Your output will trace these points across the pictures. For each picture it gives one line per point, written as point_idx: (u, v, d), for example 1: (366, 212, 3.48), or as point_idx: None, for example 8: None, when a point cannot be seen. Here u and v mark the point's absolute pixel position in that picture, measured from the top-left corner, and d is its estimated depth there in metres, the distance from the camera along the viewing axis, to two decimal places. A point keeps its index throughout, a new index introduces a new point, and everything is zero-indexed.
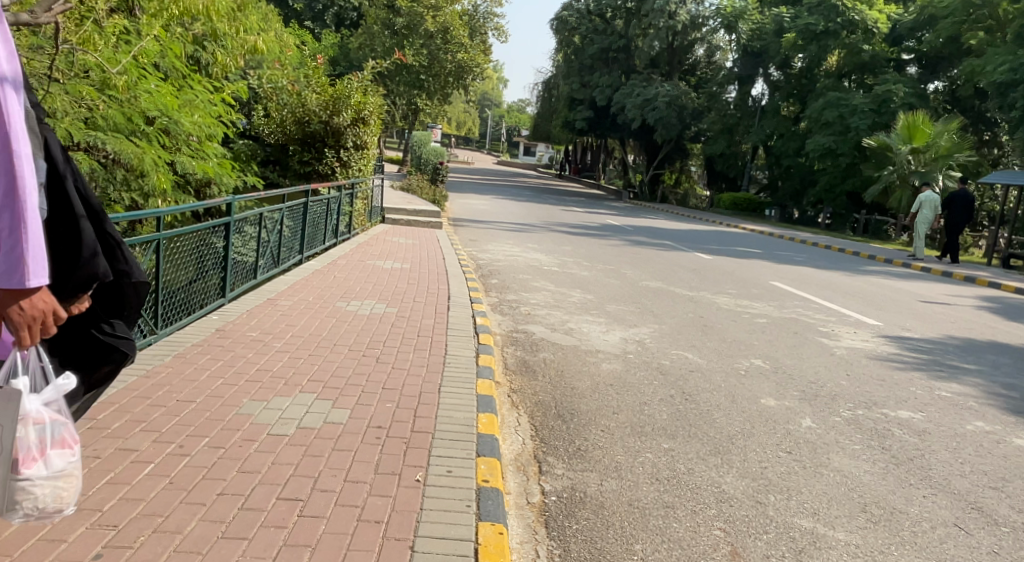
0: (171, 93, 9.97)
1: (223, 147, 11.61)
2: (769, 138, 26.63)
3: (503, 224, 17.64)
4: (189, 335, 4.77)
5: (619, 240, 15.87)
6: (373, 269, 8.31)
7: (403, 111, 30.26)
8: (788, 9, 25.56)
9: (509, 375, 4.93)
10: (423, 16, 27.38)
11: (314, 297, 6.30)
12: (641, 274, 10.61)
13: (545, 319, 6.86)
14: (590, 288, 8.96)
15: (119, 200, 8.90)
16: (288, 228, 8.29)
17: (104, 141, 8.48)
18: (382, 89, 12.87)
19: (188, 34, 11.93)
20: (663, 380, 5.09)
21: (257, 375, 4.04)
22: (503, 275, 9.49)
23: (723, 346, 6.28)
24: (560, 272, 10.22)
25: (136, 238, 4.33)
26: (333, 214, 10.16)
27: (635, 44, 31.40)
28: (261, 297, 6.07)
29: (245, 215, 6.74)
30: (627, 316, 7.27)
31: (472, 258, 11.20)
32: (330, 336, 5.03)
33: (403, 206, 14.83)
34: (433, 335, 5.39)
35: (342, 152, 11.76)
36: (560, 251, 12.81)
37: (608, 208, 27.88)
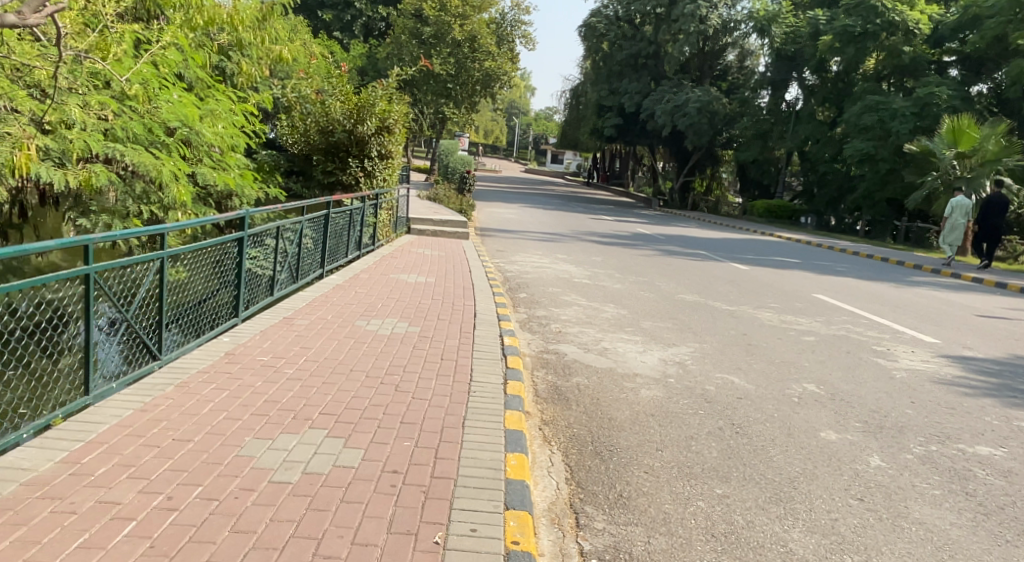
0: (193, 103, 9.80)
1: (246, 157, 11.42)
2: (804, 144, 25.89)
3: (531, 233, 17.25)
4: (196, 360, 4.44)
5: (651, 249, 15.37)
6: (397, 283, 7.97)
7: (430, 119, 30.10)
8: (824, 11, 24.87)
9: (541, 404, 4.50)
10: (451, 25, 27.19)
11: (332, 315, 5.96)
12: (676, 287, 10.11)
13: (577, 337, 6.44)
14: (623, 303, 8.50)
15: (137, 213, 8.73)
16: (308, 240, 8.01)
17: (122, 154, 8.31)
18: (408, 97, 12.56)
19: (212, 44, 11.77)
20: (709, 409, 4.63)
21: (264, 408, 3.69)
22: (532, 289, 9.08)
23: (771, 368, 5.78)
24: (592, 285, 9.78)
25: (138, 257, 4.01)
26: (356, 226, 9.85)
27: (665, 49, 30.89)
28: (277, 316, 5.75)
29: (262, 228, 6.47)
30: (664, 334, 6.81)
31: (500, 270, 10.81)
32: (347, 361, 4.67)
33: (429, 216, 14.52)
34: (457, 359, 5.01)
35: (366, 162, 11.47)
36: (590, 262, 12.37)
37: (638, 216, 27.34)
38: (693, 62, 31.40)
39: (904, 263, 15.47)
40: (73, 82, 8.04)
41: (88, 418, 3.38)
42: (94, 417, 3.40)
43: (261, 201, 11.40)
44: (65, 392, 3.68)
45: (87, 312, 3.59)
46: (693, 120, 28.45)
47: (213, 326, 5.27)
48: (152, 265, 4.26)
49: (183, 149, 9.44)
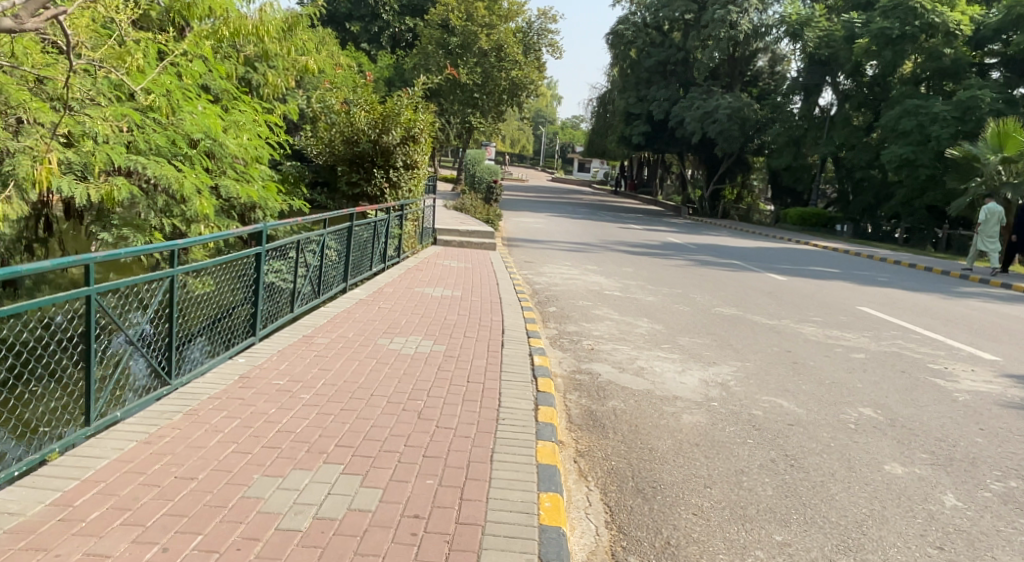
0: (217, 115, 9.65)
1: (271, 169, 11.26)
2: (839, 150, 25.21)
3: (559, 243, 16.92)
4: (208, 386, 4.18)
5: (682, 259, 14.93)
6: (422, 297, 7.69)
7: (457, 130, 29.98)
8: (859, 14, 24.24)
9: (575, 432, 4.16)
10: (478, 35, 27.05)
11: (353, 333, 5.69)
12: (712, 300, 9.69)
13: (611, 356, 6.08)
14: (657, 317, 8.12)
15: (159, 226, 8.59)
16: (331, 254, 7.76)
17: (144, 166, 8.17)
18: (434, 105, 12.35)
19: (238, 55, 11.68)
20: (758, 438, 4.25)
21: (276, 441, 3.42)
22: (561, 302, 8.74)
23: (823, 391, 5.37)
24: (624, 298, 9.42)
25: (146, 276, 3.75)
26: (381, 238, 9.61)
27: (694, 56, 30.42)
28: (295, 335, 5.49)
29: (283, 242, 6.22)
30: (704, 352, 6.41)
31: (528, 282, 10.50)
32: (367, 384, 4.39)
33: (455, 226, 14.26)
34: (485, 381, 4.69)
35: (392, 173, 11.26)
36: (621, 273, 11.99)
37: (667, 224, 26.85)
38: (723, 68, 30.90)
39: (949, 273, 14.83)
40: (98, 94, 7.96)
41: (86, 452, 3.12)
42: (92, 451, 3.14)
43: (286, 214, 11.23)
44: (62, 421, 3.41)
45: (88, 335, 3.32)
46: (724, 127, 27.90)
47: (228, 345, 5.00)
48: (163, 283, 3.99)
49: (206, 162, 9.33)
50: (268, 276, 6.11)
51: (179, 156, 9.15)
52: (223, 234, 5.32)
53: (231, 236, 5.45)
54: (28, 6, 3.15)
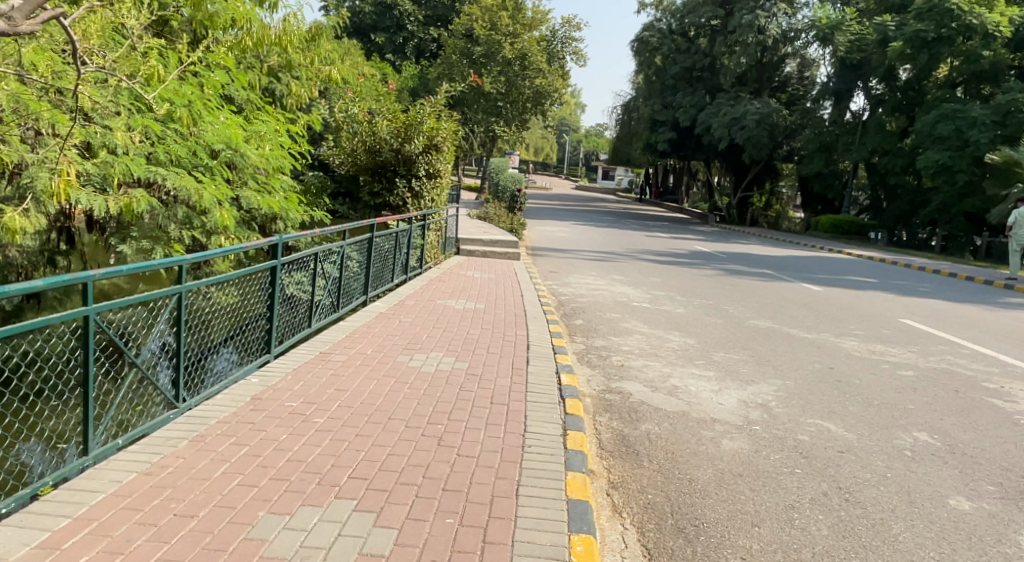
0: (239, 125, 9.54)
1: (293, 180, 11.12)
2: (871, 155, 24.59)
3: (585, 253, 16.60)
4: (218, 409, 3.95)
5: (712, 269, 14.54)
6: (445, 310, 7.45)
7: (481, 138, 29.86)
8: (891, 17, 23.67)
9: (607, 460, 3.87)
10: (502, 43, 26.91)
11: (373, 349, 5.45)
12: (745, 312, 9.32)
13: (643, 373, 5.77)
14: (689, 330, 7.79)
15: (179, 239, 8.47)
16: (350, 266, 7.55)
17: (164, 178, 8.04)
18: (457, 113, 12.15)
19: (262, 66, 11.60)
20: (807, 468, 3.93)
21: (285, 472, 3.18)
22: (588, 314, 8.45)
23: (872, 413, 5.02)
24: (653, 310, 9.10)
25: (151, 293, 3.53)
26: (403, 249, 9.39)
27: (721, 62, 29.99)
28: (312, 352, 5.27)
29: (301, 254, 6.01)
30: (740, 370, 6.08)
31: (553, 293, 10.23)
32: (385, 406, 4.14)
33: (479, 236, 14.03)
34: (509, 403, 4.41)
35: (414, 182, 11.07)
36: (649, 284, 11.65)
37: (695, 233, 26.40)
38: (751, 73, 30.39)
39: (992, 282, 14.25)
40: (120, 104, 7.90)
41: (82, 485, 2.90)
42: (90, 484, 2.93)
43: (308, 224, 11.08)
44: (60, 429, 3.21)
45: (86, 358, 3.10)
46: (752, 133, 27.42)
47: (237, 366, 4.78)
48: (170, 300, 3.77)
49: (227, 173, 9.20)
50: (286, 288, 5.88)
51: (200, 167, 9.03)
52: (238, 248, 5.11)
53: (246, 249, 5.23)
54: (20, 7, 3.05)
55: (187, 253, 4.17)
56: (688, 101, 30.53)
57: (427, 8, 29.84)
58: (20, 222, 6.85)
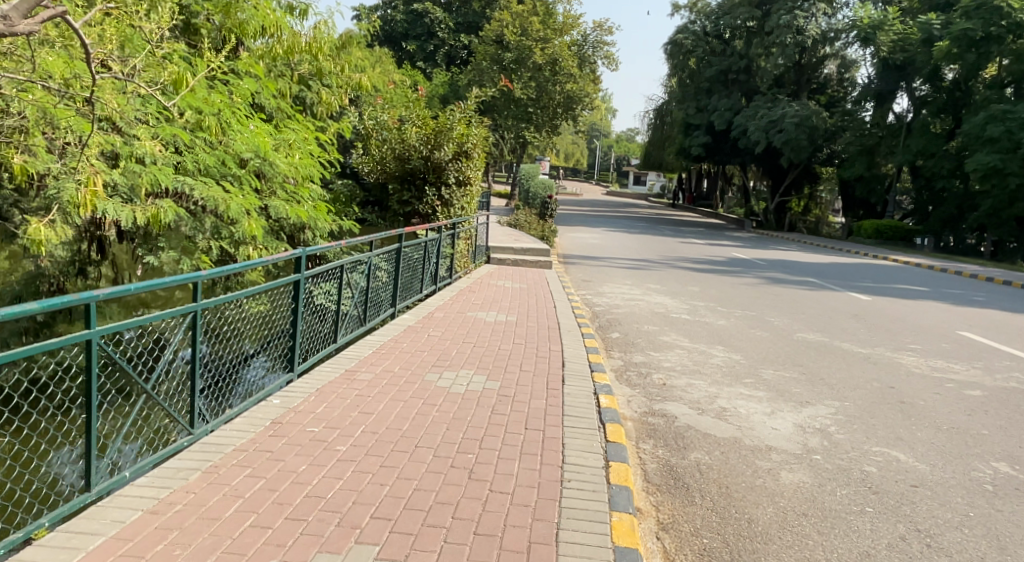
0: (268, 134, 9.37)
1: (321, 188, 10.95)
2: (916, 158, 23.79)
3: (619, 260, 16.20)
4: (234, 435, 3.68)
5: (752, 277, 14.04)
6: (475, 323, 7.15)
7: (511, 144, 29.60)
8: (937, 15, 22.89)
9: (655, 495, 3.52)
10: (533, 49, 26.68)
11: (401, 367, 5.17)
12: (791, 325, 8.86)
13: (688, 393, 5.41)
14: (733, 345, 7.39)
15: (207, 250, 8.30)
16: (378, 279, 7.29)
17: (191, 188, 7.87)
18: (488, 119, 11.89)
19: (292, 73, 11.46)
20: (878, 506, 3.54)
21: (303, 510, 2.90)
22: (625, 327, 8.10)
23: (943, 440, 4.60)
24: (693, 322, 8.70)
25: (163, 314, 3.27)
26: (432, 259, 9.12)
27: (757, 64, 29.31)
28: (337, 370, 5.00)
29: (327, 267, 5.74)
30: (792, 391, 5.68)
31: (588, 303, 9.88)
32: (411, 432, 3.85)
33: (510, 244, 13.74)
34: (546, 428, 4.08)
35: (444, 190, 10.83)
36: (687, 293, 11.23)
37: (731, 239, 25.81)
38: (789, 75, 29.65)
39: None
40: (147, 113, 7.78)
41: (82, 527, 2.65)
42: (90, 525, 2.68)
43: (336, 234, 10.89)
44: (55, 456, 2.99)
45: (89, 386, 2.83)
46: (791, 137, 26.75)
47: (256, 389, 4.50)
48: (185, 319, 3.48)
49: (255, 182, 9.01)
50: (311, 299, 5.61)
51: (228, 177, 8.85)
52: (260, 262, 4.83)
53: (267, 263, 4.96)
54: (19, 6, 2.80)
55: (204, 268, 3.89)
56: (723, 104, 29.90)
57: (458, 15, 29.76)
58: (45, 234, 6.73)
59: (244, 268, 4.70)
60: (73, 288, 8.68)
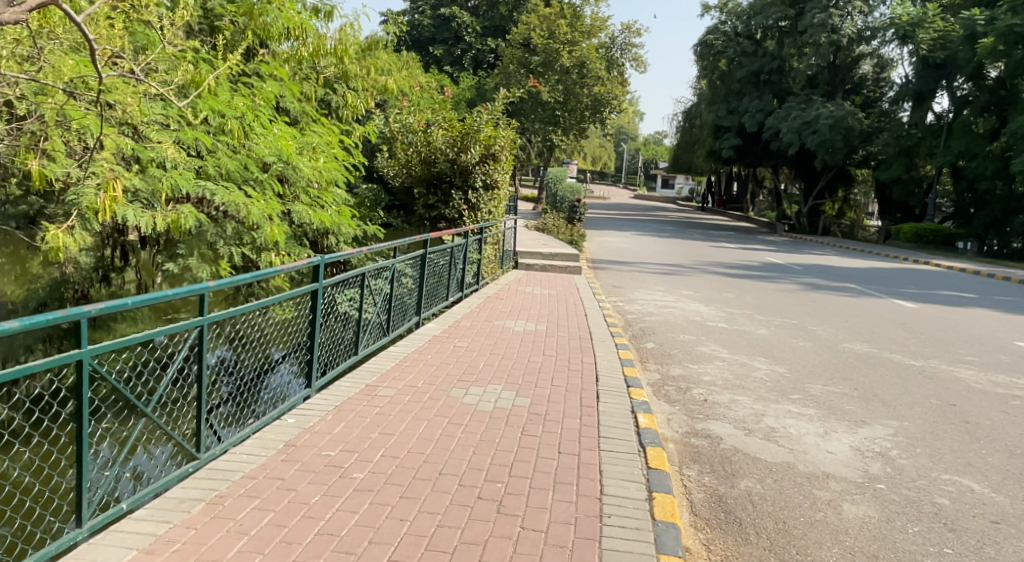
0: (291, 138, 9.12)
1: (346, 193, 10.71)
2: (958, 159, 22.99)
3: (649, 265, 15.76)
4: (242, 461, 3.39)
5: (789, 283, 13.53)
6: (503, 333, 6.82)
7: (539, 148, 29.29)
8: (980, 10, 22.12)
9: (703, 534, 3.16)
10: (560, 52, 26.38)
11: (424, 382, 4.86)
12: (835, 334, 8.42)
13: (731, 411, 5.03)
14: (776, 357, 6.97)
15: (228, 256, 8.07)
16: (401, 287, 6.99)
17: (213, 193, 7.65)
18: (516, 121, 11.59)
19: (318, 76, 11.26)
20: (957, 546, 3.14)
21: (314, 550, 2.61)
22: (660, 337, 7.73)
23: (1018, 466, 4.17)
24: (732, 331, 8.30)
25: (168, 330, 3.01)
26: (457, 265, 8.83)
27: (790, 64, 28.65)
28: (357, 386, 4.71)
29: (347, 276, 5.44)
30: (844, 408, 5.28)
31: (620, 311, 9.51)
32: (435, 457, 3.54)
33: (538, 249, 13.42)
34: (580, 452, 3.75)
35: (470, 194, 10.54)
36: (722, 300, 10.80)
37: (764, 243, 25.19)
38: (823, 75, 29.00)
39: None
40: (168, 117, 7.62)
41: None
42: None
43: (360, 239, 10.64)
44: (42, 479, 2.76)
45: (79, 410, 2.58)
46: (826, 138, 26.05)
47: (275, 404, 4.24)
48: (191, 334, 3.22)
49: (278, 187, 8.75)
50: (332, 307, 5.33)
51: (251, 181, 8.59)
52: (277, 271, 4.55)
53: (283, 271, 4.67)
54: None
55: (213, 280, 3.63)
56: (755, 105, 29.23)
57: (484, 19, 29.61)
58: (63, 240, 6.55)
59: (260, 278, 4.43)
60: (97, 295, 8.57)
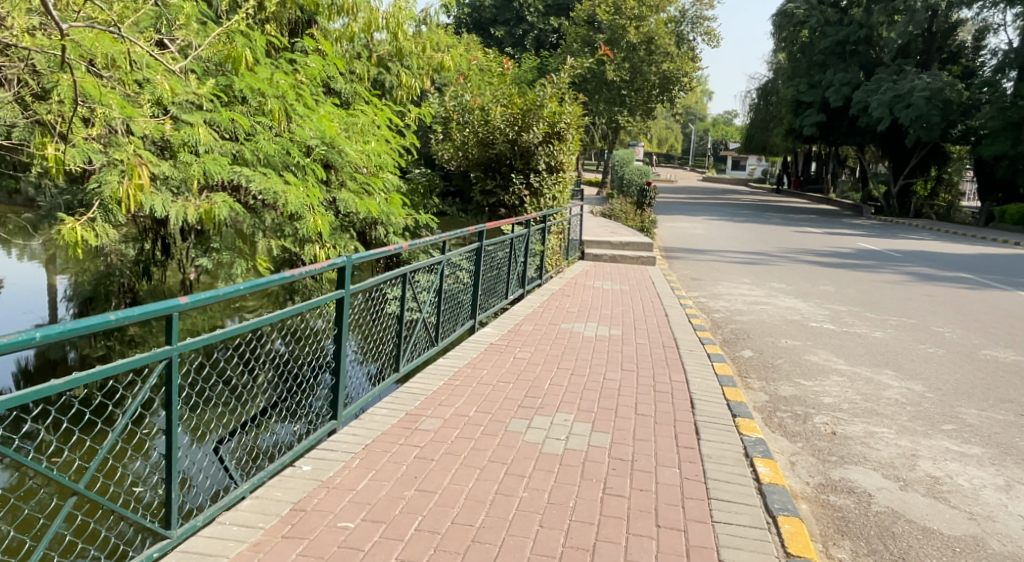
0: (336, 117, 8.17)
1: (398, 178, 9.83)
2: None
3: (729, 253, 14.47)
4: (232, 537, 2.51)
5: (893, 273, 12.03)
6: (571, 340, 5.79)
7: (603, 129, 27.98)
8: None
9: None
10: (627, 28, 24.99)
11: (476, 410, 3.92)
12: (969, 339, 7.07)
13: (874, 452, 3.94)
14: (906, 371, 5.76)
15: (267, 250, 7.25)
16: (451, 287, 5.99)
17: (249, 179, 6.73)
18: (583, 96, 10.45)
19: (369, 54, 10.41)
20: None
21: None
22: (756, 342, 6.60)
23: None
24: (841, 336, 7.08)
25: (111, 367, 2.18)
26: (519, 259, 7.86)
27: (880, 33, 26.29)
28: (398, 413, 3.82)
29: (385, 278, 4.43)
30: (1020, 446, 4.09)
31: (703, 308, 8.40)
32: (489, 535, 2.58)
33: (607, 238, 12.31)
34: (686, 527, 2.73)
35: (532, 177, 9.52)
36: (821, 295, 9.50)
37: (851, 227, 23.29)
38: (917, 43, 26.63)
39: None
40: (201, 96, 6.83)
41: None
42: None
43: (413, 229, 9.79)
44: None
45: None
46: (922, 112, 23.82)
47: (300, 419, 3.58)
48: (156, 368, 2.39)
49: (322, 172, 7.78)
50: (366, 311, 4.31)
51: (293, 167, 7.57)
52: (285, 281, 3.26)
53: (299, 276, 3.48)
54: None
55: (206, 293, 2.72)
56: (840, 79, 27.00)
57: None
58: (82, 234, 5.75)
59: (269, 285, 3.21)
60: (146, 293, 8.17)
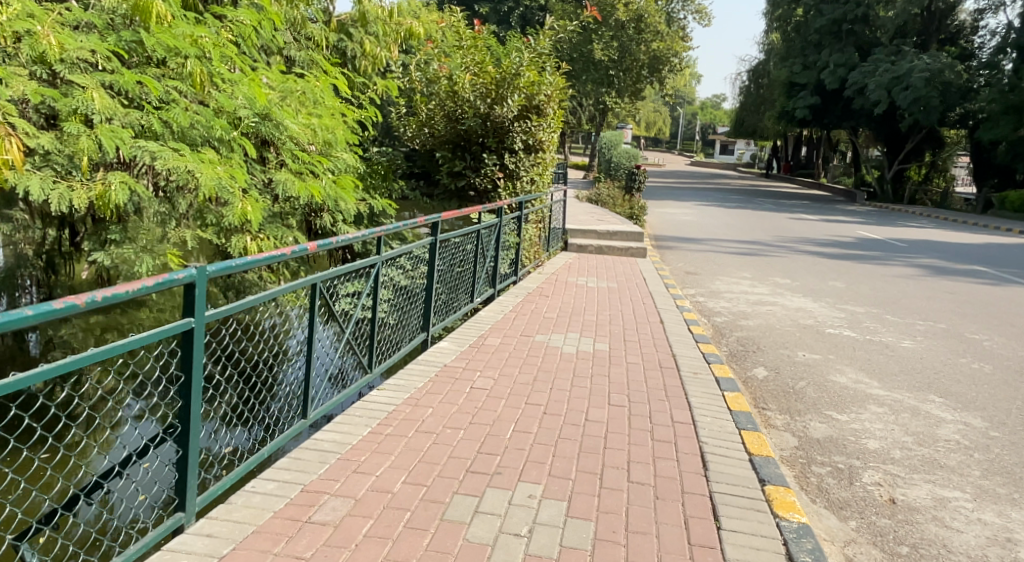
0: (271, 84, 6.89)
1: (356, 158, 8.60)
2: None
3: (724, 243, 13.37)
4: None
5: (902, 266, 10.95)
6: (546, 361, 4.63)
7: (591, 110, 26.84)
8: None
9: None
10: (615, 6, 23.85)
11: (405, 481, 2.78)
12: (1012, 350, 6.03)
13: (955, 538, 2.84)
14: (955, 398, 4.67)
15: (182, 242, 6.07)
16: (402, 288, 4.74)
17: (154, 155, 5.42)
18: (564, 66, 9.27)
19: (322, 15, 9.10)
20: None
21: None
22: (769, 357, 5.49)
23: None
24: (866, 347, 6.00)
25: None
26: (488, 256, 6.67)
27: (877, 12, 25.04)
28: (292, 489, 2.68)
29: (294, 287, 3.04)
30: None
31: (701, 310, 7.28)
32: None
33: (592, 227, 11.13)
34: None
35: (506, 158, 8.36)
36: (831, 293, 8.42)
37: (846, 214, 22.30)
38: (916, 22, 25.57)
39: None
40: (98, 54, 5.53)
41: None
42: None
43: (368, 216, 8.57)
44: None
45: None
46: (921, 94, 22.73)
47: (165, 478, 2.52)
48: None
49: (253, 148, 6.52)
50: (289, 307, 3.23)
51: (218, 142, 6.30)
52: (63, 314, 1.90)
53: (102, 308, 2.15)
54: None
55: None
56: (835, 59, 25.84)
57: None
58: None
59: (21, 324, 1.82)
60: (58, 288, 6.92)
